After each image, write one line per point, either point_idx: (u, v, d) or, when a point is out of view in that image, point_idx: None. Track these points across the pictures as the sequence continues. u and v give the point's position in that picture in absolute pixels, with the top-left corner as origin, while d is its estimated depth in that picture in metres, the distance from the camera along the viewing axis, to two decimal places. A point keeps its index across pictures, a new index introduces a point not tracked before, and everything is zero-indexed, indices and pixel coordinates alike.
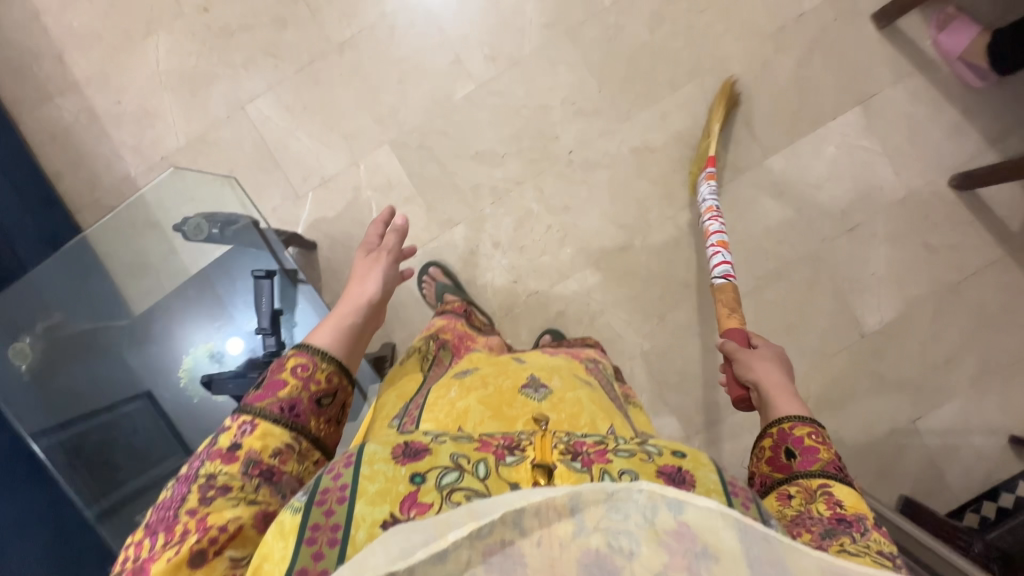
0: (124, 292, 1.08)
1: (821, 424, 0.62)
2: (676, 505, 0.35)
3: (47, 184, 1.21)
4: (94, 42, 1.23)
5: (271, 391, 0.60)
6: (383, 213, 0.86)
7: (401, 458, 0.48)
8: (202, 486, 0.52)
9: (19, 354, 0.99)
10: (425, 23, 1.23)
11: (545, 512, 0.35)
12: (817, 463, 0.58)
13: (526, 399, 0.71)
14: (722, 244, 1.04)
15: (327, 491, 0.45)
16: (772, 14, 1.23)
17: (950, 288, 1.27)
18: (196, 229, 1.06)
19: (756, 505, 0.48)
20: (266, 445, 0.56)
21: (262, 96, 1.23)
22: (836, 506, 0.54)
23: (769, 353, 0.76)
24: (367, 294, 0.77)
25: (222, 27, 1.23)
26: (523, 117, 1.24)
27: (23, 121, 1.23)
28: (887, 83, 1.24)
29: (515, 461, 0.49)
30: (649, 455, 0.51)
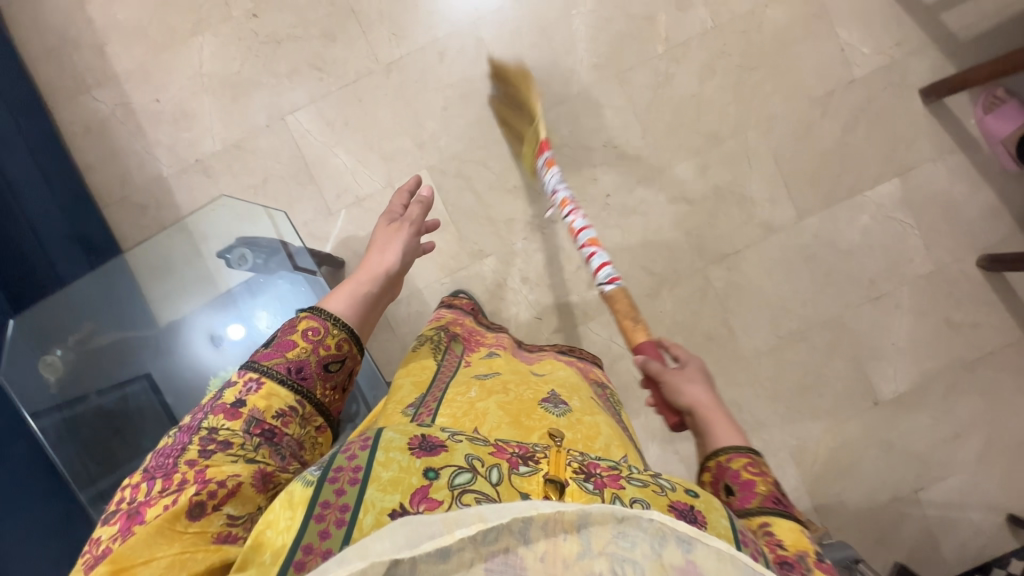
0: (149, 299, 1.07)
1: (758, 454, 0.60)
2: (684, 542, 0.36)
3: (77, 176, 1.19)
4: (139, 37, 1.21)
5: (280, 351, 0.60)
6: (412, 184, 0.85)
7: (417, 451, 0.47)
8: (204, 438, 0.53)
9: (48, 367, 0.99)
10: (475, 51, 1.21)
11: (554, 527, 0.36)
12: (756, 499, 0.56)
13: (545, 412, 0.69)
14: (592, 242, 0.94)
15: (340, 469, 0.45)
16: (822, 77, 1.22)
17: (966, 364, 1.28)
18: (240, 259, 1.07)
19: (768, 559, 0.45)
20: (269, 405, 0.57)
21: (304, 108, 1.22)
22: (777, 547, 0.49)
23: (693, 370, 0.72)
24: (386, 263, 0.77)
25: (270, 35, 1.21)
26: (564, 155, 1.23)
27: (58, 109, 1.21)
28: (927, 158, 1.24)
29: (528, 472, 0.47)
30: (663, 488, 0.48)
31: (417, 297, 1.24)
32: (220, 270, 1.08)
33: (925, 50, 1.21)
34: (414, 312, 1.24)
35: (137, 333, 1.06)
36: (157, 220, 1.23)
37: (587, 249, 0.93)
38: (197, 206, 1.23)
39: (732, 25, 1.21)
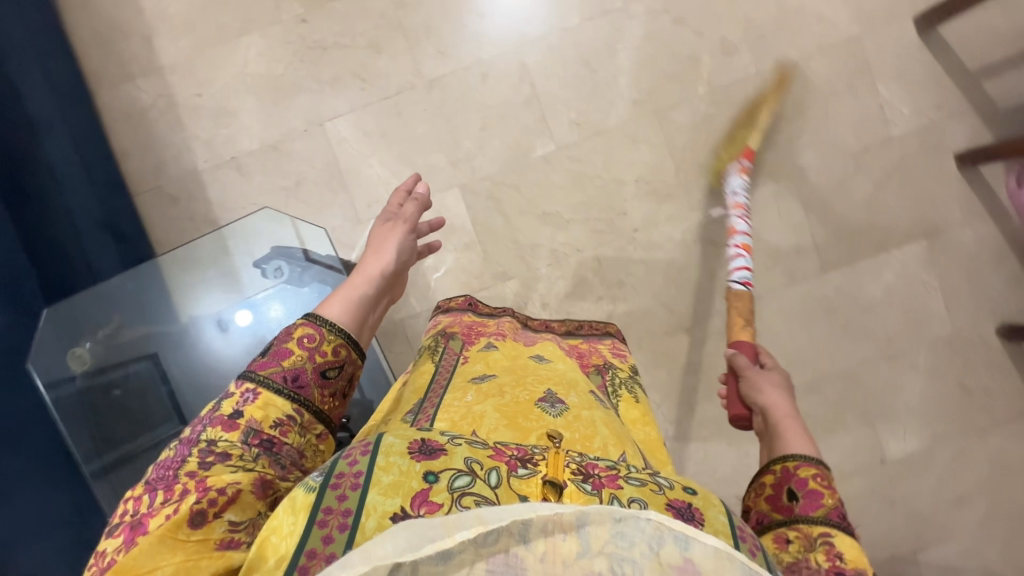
0: (177, 299, 1.08)
1: (827, 468, 0.60)
2: (682, 541, 0.36)
3: (113, 163, 1.20)
4: (188, 32, 1.22)
5: (275, 359, 0.58)
6: (407, 181, 0.83)
7: (417, 455, 0.46)
8: (203, 450, 0.51)
9: (76, 359, 0.99)
10: (518, 75, 1.22)
11: (553, 527, 0.35)
12: (820, 508, 0.56)
13: (541, 413, 0.66)
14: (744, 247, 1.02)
15: (341, 476, 0.45)
16: (860, 132, 1.22)
17: (976, 430, 1.28)
18: (276, 271, 1.09)
19: (763, 552, 0.46)
20: (266, 415, 0.55)
21: (344, 116, 1.23)
22: (836, 559, 0.52)
23: (778, 379, 0.76)
24: (381, 262, 0.74)
25: (317, 42, 1.22)
26: (597, 186, 1.24)
27: (100, 95, 1.22)
28: (956, 222, 1.24)
29: (527, 474, 0.47)
30: (660, 486, 0.48)
31: None
32: (254, 279, 1.09)
33: (964, 115, 1.21)
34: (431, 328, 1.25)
35: (163, 333, 1.06)
36: (188, 213, 1.23)
37: (736, 250, 1.02)
38: (228, 203, 1.23)
39: (775, 72, 1.21)
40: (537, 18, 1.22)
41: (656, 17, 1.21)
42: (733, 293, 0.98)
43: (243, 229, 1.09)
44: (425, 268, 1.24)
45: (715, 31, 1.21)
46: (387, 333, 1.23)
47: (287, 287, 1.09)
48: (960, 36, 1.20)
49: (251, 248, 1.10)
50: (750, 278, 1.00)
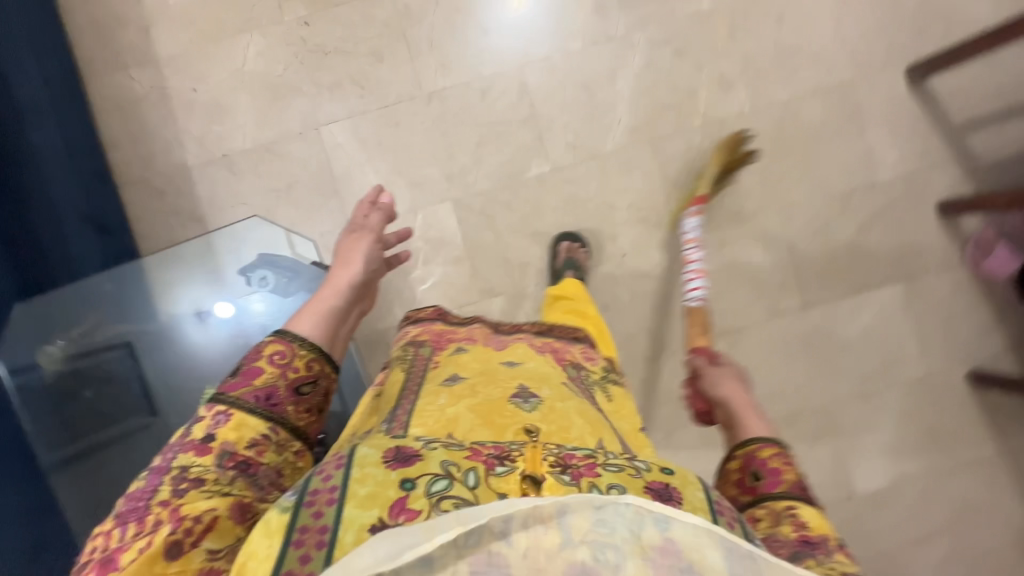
0: (157, 301, 1.05)
1: (784, 446, 0.64)
2: (661, 522, 0.39)
3: (101, 153, 1.18)
4: (187, 25, 1.21)
5: (246, 379, 0.57)
6: (369, 192, 0.81)
7: (392, 463, 0.47)
8: (175, 478, 0.50)
9: (49, 357, 0.96)
10: (517, 94, 1.23)
11: (534, 522, 0.38)
12: (782, 484, 0.60)
13: (515, 408, 0.65)
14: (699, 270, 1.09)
15: (316, 492, 0.45)
16: (847, 174, 1.25)
17: (941, 472, 1.31)
18: (261, 280, 1.07)
19: (741, 524, 0.50)
20: (241, 436, 0.54)
21: (340, 122, 1.22)
22: (801, 528, 0.56)
23: (734, 369, 0.76)
24: (350, 274, 0.72)
25: (318, 45, 1.21)
26: (588, 210, 1.25)
27: (92, 82, 1.20)
28: (934, 268, 1.28)
29: (505, 471, 0.48)
30: (638, 470, 0.51)
31: None
32: (238, 286, 1.07)
33: (947, 166, 1.25)
34: None
35: (138, 335, 1.02)
36: (175, 208, 1.21)
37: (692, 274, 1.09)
38: (216, 200, 1.22)
39: (769, 111, 1.24)
40: (541, 38, 1.22)
41: (657, 47, 1.22)
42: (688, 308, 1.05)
43: (232, 236, 1.09)
44: (412, 280, 1.23)
45: (714, 65, 1.23)
46: (369, 342, 1.22)
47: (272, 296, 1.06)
48: (948, 89, 1.24)
49: (239, 255, 1.09)
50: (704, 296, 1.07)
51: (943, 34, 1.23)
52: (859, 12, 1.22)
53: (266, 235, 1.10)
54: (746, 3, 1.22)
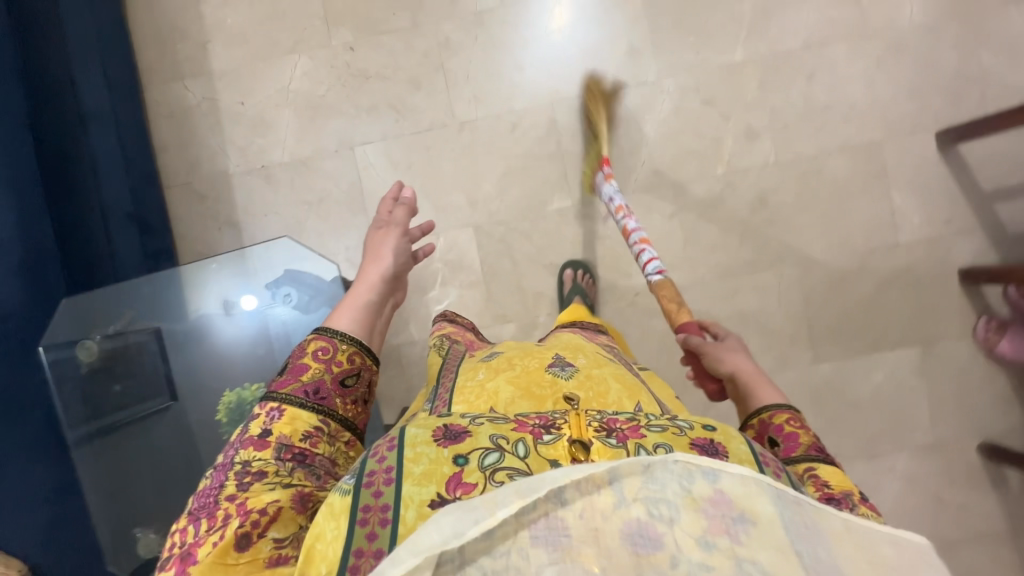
0: (188, 305, 1.09)
1: (797, 412, 0.68)
2: (710, 474, 0.42)
3: (152, 156, 1.26)
4: (241, 42, 1.28)
5: (294, 376, 0.63)
6: (392, 188, 0.86)
7: (443, 441, 0.50)
8: (238, 473, 0.55)
9: (85, 351, 1.01)
10: (545, 130, 1.26)
11: (588, 484, 0.40)
12: (800, 447, 0.64)
13: (554, 377, 0.72)
14: (645, 241, 1.02)
15: (373, 474, 0.48)
16: (868, 233, 1.25)
17: (947, 542, 1.28)
18: (285, 298, 1.09)
19: (785, 474, 0.52)
20: (295, 428, 0.59)
21: (374, 143, 1.28)
22: (824, 486, 0.58)
23: (736, 345, 0.81)
24: (381, 266, 0.78)
25: (360, 70, 1.27)
26: (605, 246, 1.27)
27: (149, 90, 1.28)
28: (953, 335, 1.26)
29: (553, 438, 0.50)
30: (681, 429, 0.53)
31: None
32: (264, 301, 1.10)
33: (973, 234, 1.24)
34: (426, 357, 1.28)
35: (169, 337, 1.08)
36: (213, 212, 1.29)
37: (638, 246, 1.02)
38: (253, 208, 1.28)
39: (793, 164, 1.24)
40: (573, 78, 1.26)
41: (686, 94, 1.25)
42: (652, 284, 0.97)
43: (262, 252, 1.09)
44: (429, 299, 1.28)
45: (742, 116, 1.24)
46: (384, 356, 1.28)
47: (293, 315, 1.09)
48: (979, 157, 1.23)
49: (265, 270, 1.10)
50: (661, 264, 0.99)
51: (978, 101, 1.22)
52: (894, 74, 1.23)
53: (290, 252, 1.09)
54: (779, 57, 1.23)
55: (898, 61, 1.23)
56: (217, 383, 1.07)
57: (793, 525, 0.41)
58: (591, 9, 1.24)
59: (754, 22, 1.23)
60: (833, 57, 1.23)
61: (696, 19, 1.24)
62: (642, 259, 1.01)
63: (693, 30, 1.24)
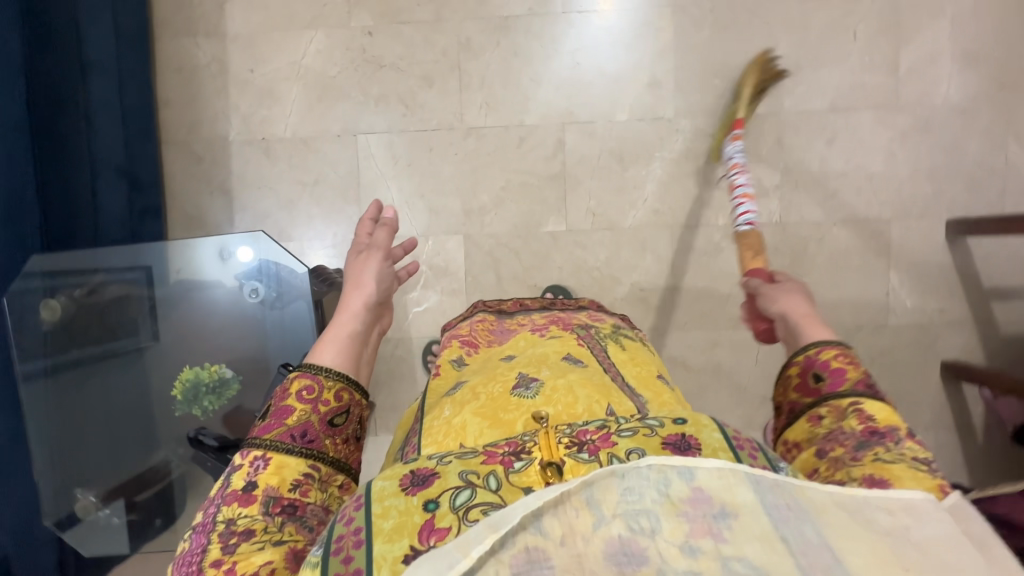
0: (160, 277, 1.13)
1: (846, 346, 0.60)
2: (685, 474, 0.39)
3: (152, 111, 1.24)
4: (259, 7, 1.24)
5: (279, 419, 0.55)
6: (369, 208, 0.74)
7: (411, 489, 0.44)
8: (223, 534, 0.49)
9: (49, 309, 1.01)
10: (552, 150, 1.24)
11: (564, 507, 0.36)
12: (847, 382, 0.57)
13: (519, 399, 0.65)
14: (747, 194, 0.96)
15: (341, 538, 0.41)
16: (859, 310, 1.22)
17: None
18: (253, 293, 1.14)
19: (762, 452, 0.47)
20: (283, 478, 0.52)
21: (378, 134, 1.25)
22: (868, 421, 0.53)
23: (792, 286, 0.72)
24: (363, 295, 0.67)
25: (376, 57, 1.24)
26: (592, 277, 1.25)
27: (160, 41, 1.25)
28: (923, 425, 1.24)
29: (523, 465, 0.45)
30: (651, 428, 0.48)
31: (405, 342, 1.28)
32: (235, 290, 1.14)
33: (963, 328, 1.21)
34: (396, 356, 1.28)
35: (139, 303, 1.12)
36: (208, 176, 1.27)
37: (737, 198, 0.96)
38: (246, 179, 1.27)
39: (797, 227, 1.21)
40: (590, 102, 1.22)
41: (701, 137, 1.21)
42: (739, 235, 0.94)
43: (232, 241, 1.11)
44: (408, 299, 1.27)
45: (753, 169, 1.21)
46: None
47: (259, 309, 1.15)
48: (985, 252, 1.20)
49: (237, 262, 1.13)
50: (754, 220, 0.94)
51: (997, 194, 1.19)
52: (915, 154, 1.19)
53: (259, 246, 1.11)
54: (802, 116, 1.20)
55: (924, 139, 1.19)
56: (178, 356, 1.14)
57: (777, 509, 0.37)
58: (621, 34, 1.20)
59: (784, 75, 1.19)
60: (857, 125, 1.19)
61: (725, 62, 1.20)
62: (737, 210, 0.96)
63: (721, 72, 1.20)
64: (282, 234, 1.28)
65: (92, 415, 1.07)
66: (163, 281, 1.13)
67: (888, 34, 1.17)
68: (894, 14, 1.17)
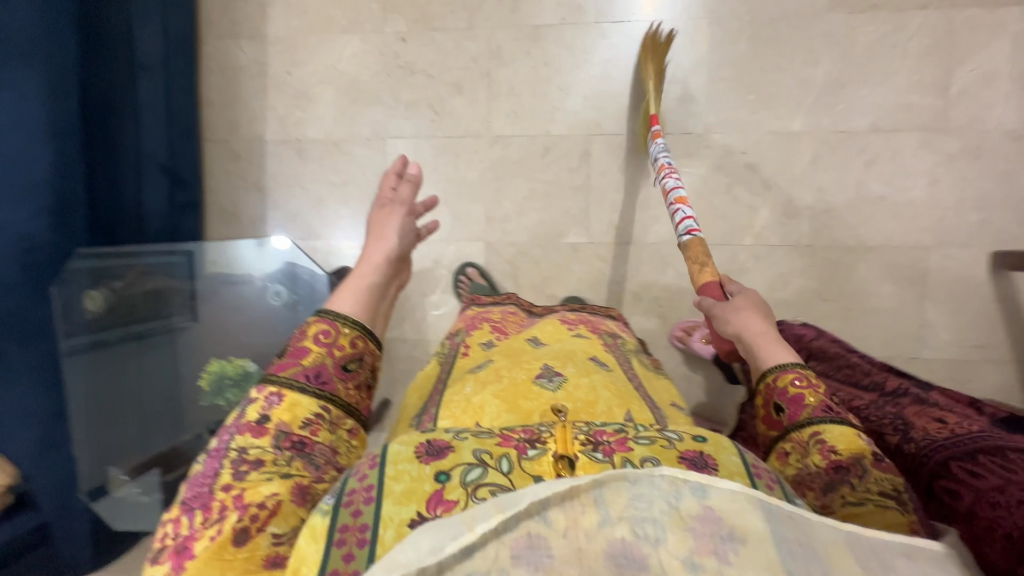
0: (197, 272, 1.23)
1: (801, 368, 0.63)
2: (699, 490, 0.38)
3: (196, 109, 1.30)
4: (299, 12, 1.28)
5: (295, 359, 0.58)
6: (396, 164, 0.81)
7: (425, 458, 0.45)
8: (234, 461, 0.51)
9: (91, 299, 1.06)
10: (577, 161, 1.23)
11: (572, 502, 0.36)
12: (805, 410, 0.60)
13: (540, 390, 0.65)
14: (682, 198, 0.95)
15: (353, 493, 0.43)
16: (889, 338, 1.17)
17: None
18: (276, 295, 1.25)
19: (781, 486, 0.46)
20: (295, 415, 0.55)
21: (406, 139, 1.27)
22: (830, 453, 0.56)
23: (745, 301, 0.74)
24: (385, 247, 0.74)
25: (407, 63, 1.26)
26: (611, 290, 1.25)
27: (206, 42, 1.31)
28: None
29: (537, 454, 0.45)
30: (670, 440, 0.48)
31: (422, 344, 1.31)
32: (260, 291, 1.25)
33: (1003, 366, 1.15)
34: (413, 356, 1.31)
35: (177, 292, 1.21)
36: (244, 173, 1.33)
37: (674, 206, 0.95)
38: (280, 176, 1.32)
39: (828, 250, 1.17)
40: (619, 114, 1.21)
41: (731, 154, 1.18)
42: (683, 245, 0.92)
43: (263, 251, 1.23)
44: (427, 302, 1.30)
45: (785, 189, 1.17)
46: None
47: (281, 310, 1.24)
48: None
49: (266, 267, 1.25)
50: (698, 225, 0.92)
51: None
52: (961, 180, 1.13)
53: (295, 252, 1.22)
54: (840, 135, 1.15)
55: (973, 164, 1.12)
56: (209, 348, 1.23)
57: (786, 542, 0.36)
58: None
59: (823, 92, 1.15)
60: (899, 146, 1.14)
61: (761, 78, 1.16)
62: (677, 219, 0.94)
63: (756, 87, 1.16)
64: (311, 232, 1.32)
65: (125, 397, 1.14)
66: (196, 275, 1.23)
67: (939, 52, 1.11)
68: (948, 31, 1.10)
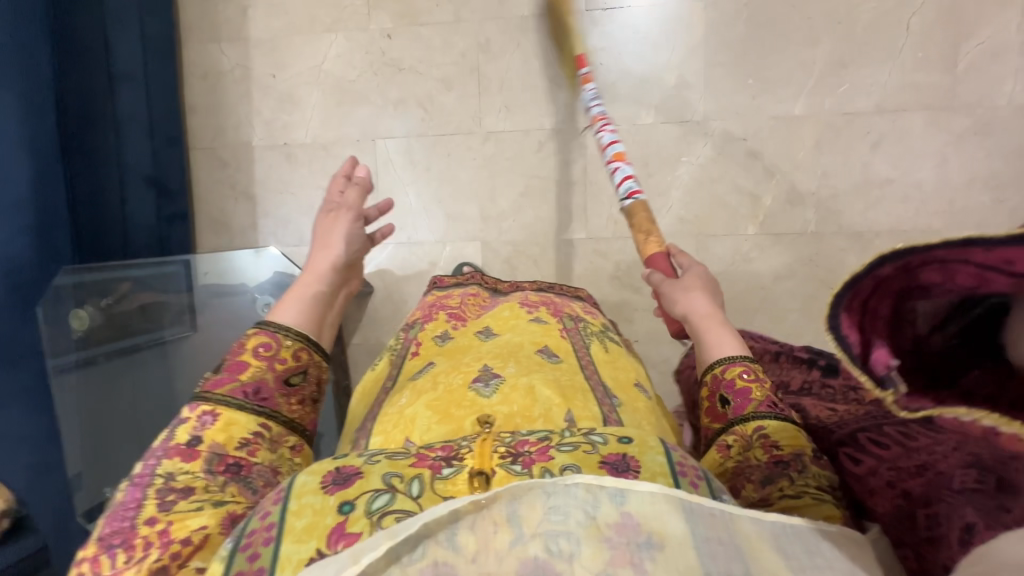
0: (192, 284, 1.20)
1: (751, 363, 0.62)
2: (616, 496, 0.38)
3: (180, 118, 1.27)
4: (282, 12, 1.24)
5: (231, 374, 0.59)
6: (343, 166, 0.79)
7: (331, 488, 0.42)
8: (160, 489, 0.51)
9: (78, 319, 1.05)
10: (573, 154, 1.19)
11: (481, 521, 0.36)
12: (751, 404, 0.59)
13: (475, 396, 0.61)
14: (620, 155, 0.87)
15: (252, 534, 0.41)
16: None
17: None
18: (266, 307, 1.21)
19: (705, 483, 0.44)
20: (229, 436, 0.56)
21: (396, 138, 1.24)
22: (772, 447, 0.56)
23: (697, 281, 0.72)
24: (331, 257, 0.74)
25: (394, 60, 1.22)
26: (612, 286, 1.21)
27: (187, 48, 1.28)
28: None
29: (452, 472, 0.43)
30: (594, 445, 0.45)
31: None
32: (252, 305, 1.21)
33: None
34: None
35: (172, 305, 1.19)
36: (231, 180, 1.30)
37: (612, 164, 0.87)
38: (268, 182, 1.28)
39: (834, 238, 1.14)
40: (615, 103, 1.17)
41: (731, 142, 1.15)
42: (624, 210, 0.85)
43: (254, 264, 1.21)
44: None
45: (787, 176, 1.14)
46: (369, 352, 1.29)
47: None
48: None
49: (260, 283, 1.22)
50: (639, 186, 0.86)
51: None
52: (970, 159, 1.09)
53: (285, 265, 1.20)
54: (845, 117, 1.11)
55: (983, 142, 1.08)
56: (204, 361, 1.18)
57: (706, 543, 0.36)
58: (650, 31, 1.14)
59: (826, 73, 1.11)
60: (906, 127, 1.10)
61: (760, 61, 1.12)
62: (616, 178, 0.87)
63: (755, 71, 1.13)
64: (302, 238, 1.29)
65: (119, 411, 1.12)
66: (191, 287, 1.20)
67: (946, 27, 1.07)
68: (953, 4, 1.06)
